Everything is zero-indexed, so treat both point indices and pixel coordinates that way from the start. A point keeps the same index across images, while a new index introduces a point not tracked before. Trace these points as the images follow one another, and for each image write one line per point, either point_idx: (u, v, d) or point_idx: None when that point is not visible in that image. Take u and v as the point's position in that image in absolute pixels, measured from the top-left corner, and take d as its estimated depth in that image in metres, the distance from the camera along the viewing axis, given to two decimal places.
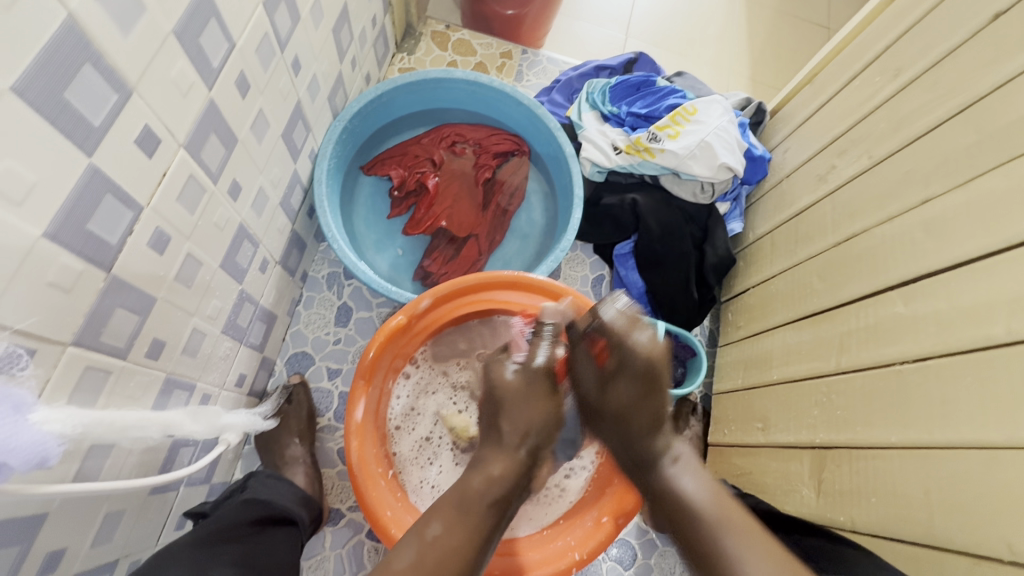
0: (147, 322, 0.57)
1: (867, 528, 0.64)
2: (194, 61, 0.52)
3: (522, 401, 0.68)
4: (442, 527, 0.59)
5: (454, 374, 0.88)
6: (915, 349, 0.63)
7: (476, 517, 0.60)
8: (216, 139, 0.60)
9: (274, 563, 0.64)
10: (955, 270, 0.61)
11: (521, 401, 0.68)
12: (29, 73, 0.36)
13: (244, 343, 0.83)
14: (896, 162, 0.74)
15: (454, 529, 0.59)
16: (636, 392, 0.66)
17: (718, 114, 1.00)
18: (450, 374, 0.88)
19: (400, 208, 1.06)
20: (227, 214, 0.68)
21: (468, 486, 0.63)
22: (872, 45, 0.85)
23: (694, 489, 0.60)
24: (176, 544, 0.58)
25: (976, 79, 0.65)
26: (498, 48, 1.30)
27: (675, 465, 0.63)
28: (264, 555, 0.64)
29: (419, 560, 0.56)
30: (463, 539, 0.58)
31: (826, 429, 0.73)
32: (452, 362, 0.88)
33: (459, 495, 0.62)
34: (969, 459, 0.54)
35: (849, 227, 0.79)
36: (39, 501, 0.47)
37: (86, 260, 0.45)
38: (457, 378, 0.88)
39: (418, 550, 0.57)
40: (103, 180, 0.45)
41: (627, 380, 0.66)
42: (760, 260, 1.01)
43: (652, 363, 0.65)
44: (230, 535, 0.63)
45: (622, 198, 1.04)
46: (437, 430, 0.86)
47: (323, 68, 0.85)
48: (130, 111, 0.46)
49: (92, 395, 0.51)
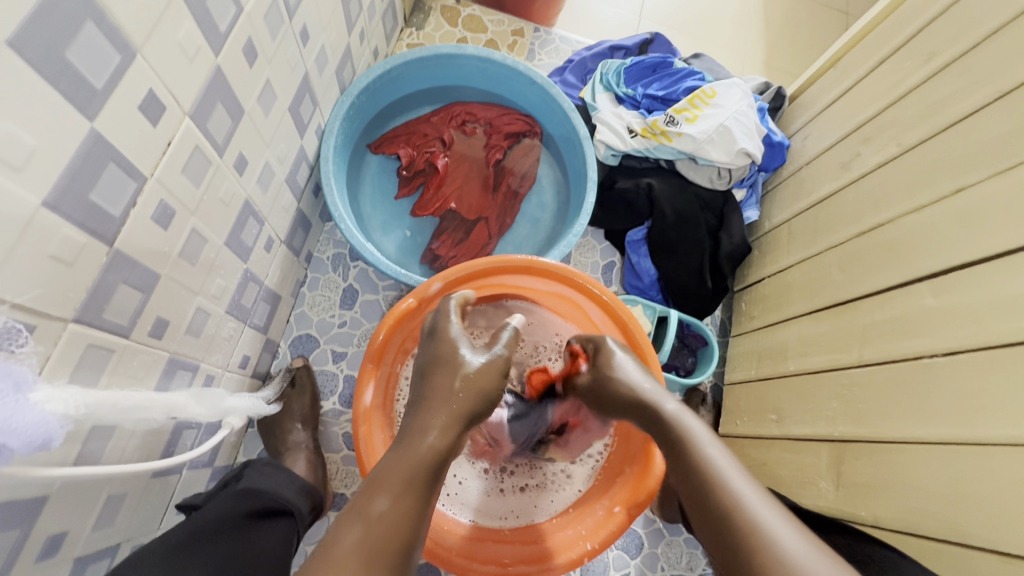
0: (150, 299, 0.54)
1: (888, 524, 0.63)
2: (201, 24, 0.49)
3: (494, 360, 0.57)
4: (389, 501, 0.46)
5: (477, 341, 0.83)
6: (944, 343, 0.61)
7: (405, 477, 0.48)
8: (222, 110, 0.57)
9: (263, 561, 0.61)
10: (989, 262, 0.59)
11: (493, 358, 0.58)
12: (28, 27, 0.33)
13: (248, 325, 0.81)
14: (927, 150, 0.71)
15: (403, 500, 0.46)
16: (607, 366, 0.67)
17: (737, 97, 0.97)
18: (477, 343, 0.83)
19: (408, 188, 1.03)
20: (233, 189, 0.65)
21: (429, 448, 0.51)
22: (902, 27, 0.82)
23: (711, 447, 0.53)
24: (166, 542, 0.56)
25: (1015, 64, 0.62)
26: (509, 25, 1.26)
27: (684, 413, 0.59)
28: (250, 553, 0.60)
29: (366, 545, 0.43)
30: (416, 507, 0.47)
31: (847, 423, 0.72)
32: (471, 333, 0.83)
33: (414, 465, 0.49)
34: (1000, 457, 0.53)
35: (874, 216, 0.77)
36: (39, 483, 0.45)
37: (89, 232, 0.43)
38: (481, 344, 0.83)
39: (361, 532, 0.43)
40: (106, 147, 0.42)
41: (607, 359, 0.67)
42: (776, 250, 0.99)
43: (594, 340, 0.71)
44: (220, 532, 0.60)
45: (637, 182, 1.02)
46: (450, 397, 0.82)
47: (331, 39, 0.82)
48: (134, 74, 0.43)
49: (94, 373, 0.48)
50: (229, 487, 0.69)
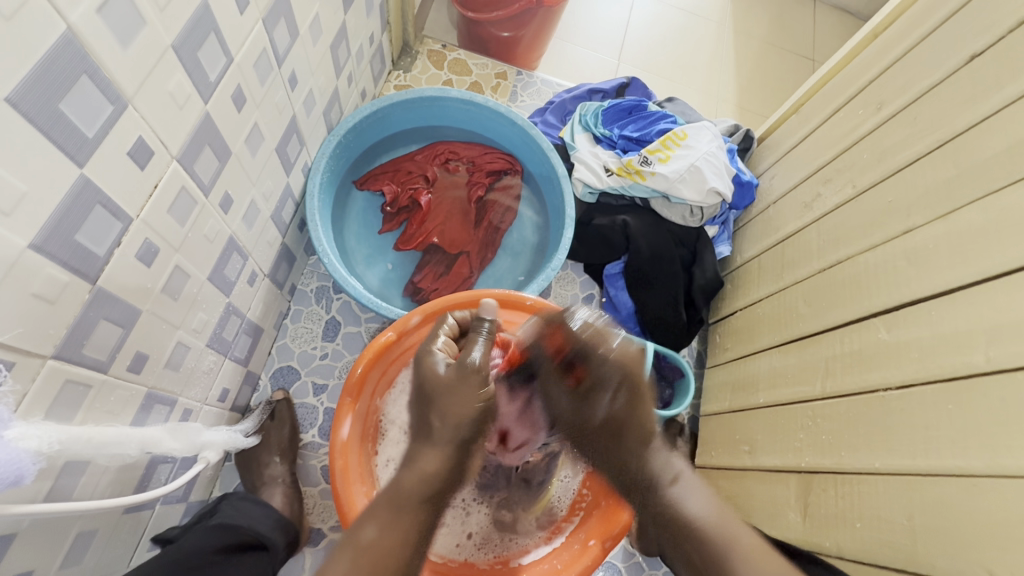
0: (131, 335, 0.56)
1: (852, 554, 0.66)
2: (192, 75, 0.52)
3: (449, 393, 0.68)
4: (376, 529, 0.63)
5: None
6: (898, 376, 0.65)
7: (412, 519, 0.65)
8: (210, 153, 0.60)
9: None
10: (938, 298, 0.62)
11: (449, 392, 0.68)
12: (26, 82, 0.36)
13: (229, 358, 0.82)
14: (879, 193, 0.76)
15: (388, 530, 0.63)
16: (634, 399, 0.72)
17: (707, 139, 1.03)
18: None
19: (392, 224, 1.06)
20: (218, 227, 0.67)
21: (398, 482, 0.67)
22: (859, 77, 0.89)
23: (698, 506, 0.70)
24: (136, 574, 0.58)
25: (954, 116, 0.68)
26: (493, 68, 1.32)
27: (676, 485, 0.72)
28: None
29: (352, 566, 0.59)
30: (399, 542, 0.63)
31: (814, 453, 0.74)
32: None
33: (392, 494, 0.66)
34: (950, 486, 0.55)
35: (834, 253, 0.81)
36: (9, 521, 0.45)
37: (72, 271, 0.45)
38: None
39: (351, 557, 0.60)
40: (94, 190, 0.44)
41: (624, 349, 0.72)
42: (747, 283, 1.03)
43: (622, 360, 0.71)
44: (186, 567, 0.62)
45: (614, 219, 1.06)
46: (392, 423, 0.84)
47: (319, 83, 0.86)
48: (125, 123, 0.45)
49: (69, 409, 0.49)
50: (203, 522, 0.70)
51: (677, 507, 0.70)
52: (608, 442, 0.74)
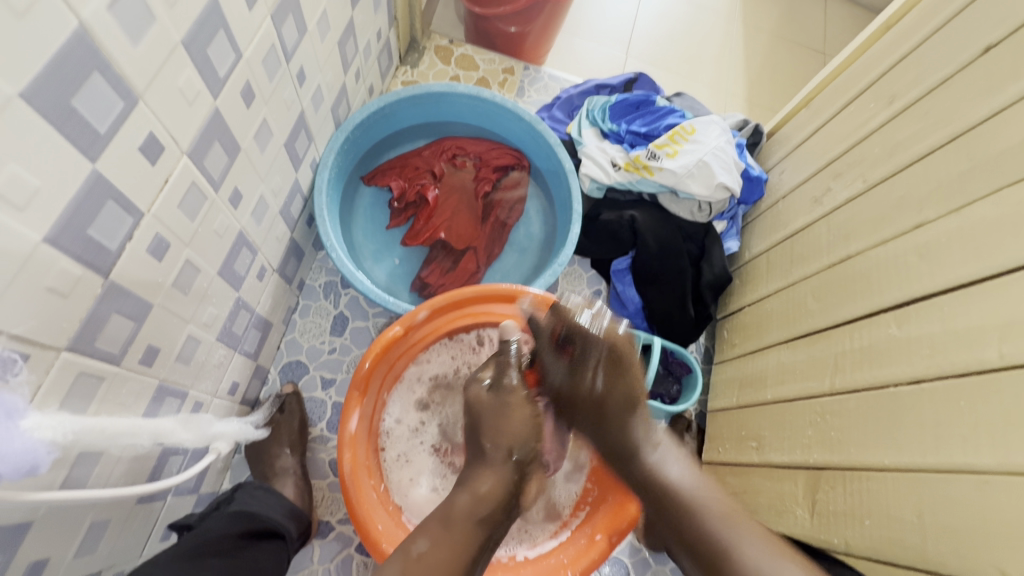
0: (143, 327, 0.56)
1: (859, 550, 0.65)
2: (202, 71, 0.53)
3: (493, 415, 0.70)
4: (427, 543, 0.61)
5: (462, 358, 0.88)
6: (909, 372, 0.64)
7: (463, 533, 0.62)
8: (219, 148, 0.61)
9: None
10: (950, 294, 0.62)
11: (495, 416, 0.70)
12: (38, 79, 0.36)
13: (239, 352, 0.83)
14: (890, 187, 0.75)
15: (439, 546, 0.61)
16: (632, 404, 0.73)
17: (716, 134, 1.02)
18: (458, 359, 0.88)
19: (400, 219, 1.06)
20: (227, 222, 0.67)
21: (453, 503, 0.65)
22: (870, 70, 0.87)
23: (679, 475, 0.69)
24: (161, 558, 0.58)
25: (969, 108, 0.66)
26: (500, 64, 1.32)
27: (658, 453, 0.72)
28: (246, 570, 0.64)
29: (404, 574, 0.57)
30: (450, 558, 0.60)
31: (821, 449, 0.74)
32: (462, 349, 0.88)
33: (445, 511, 0.65)
34: (961, 483, 0.55)
35: (844, 248, 0.80)
36: (25, 509, 0.46)
37: (84, 265, 0.45)
38: (465, 364, 0.88)
39: (403, 566, 0.59)
40: (105, 185, 0.45)
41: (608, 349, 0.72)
42: (755, 279, 1.02)
43: (616, 348, 0.72)
44: (211, 548, 0.63)
45: (621, 214, 1.04)
46: (406, 417, 0.85)
47: (327, 79, 0.86)
48: (136, 118, 0.46)
49: (83, 401, 0.50)
50: (221, 509, 0.72)
51: (659, 474, 0.70)
52: (593, 424, 0.76)
